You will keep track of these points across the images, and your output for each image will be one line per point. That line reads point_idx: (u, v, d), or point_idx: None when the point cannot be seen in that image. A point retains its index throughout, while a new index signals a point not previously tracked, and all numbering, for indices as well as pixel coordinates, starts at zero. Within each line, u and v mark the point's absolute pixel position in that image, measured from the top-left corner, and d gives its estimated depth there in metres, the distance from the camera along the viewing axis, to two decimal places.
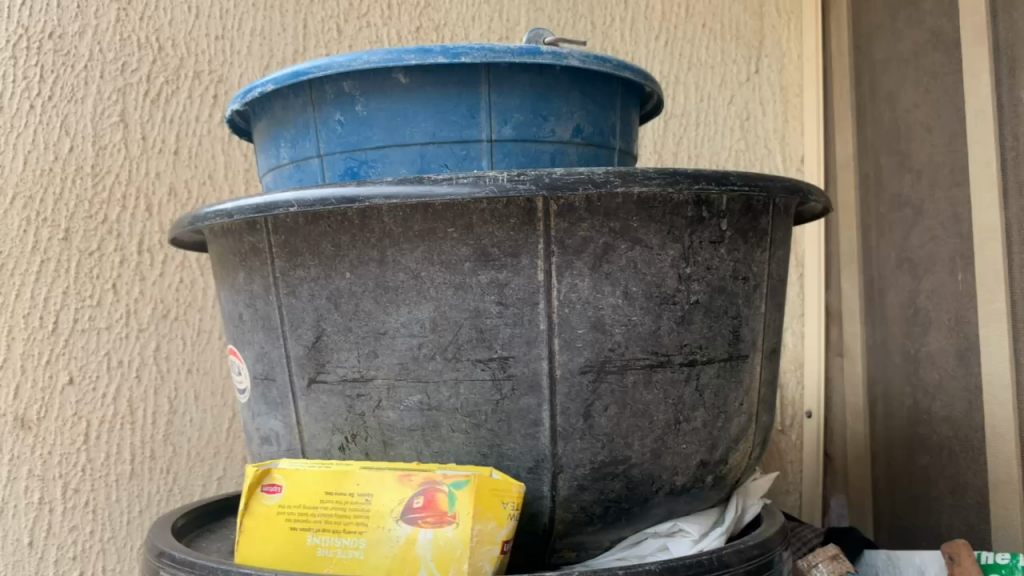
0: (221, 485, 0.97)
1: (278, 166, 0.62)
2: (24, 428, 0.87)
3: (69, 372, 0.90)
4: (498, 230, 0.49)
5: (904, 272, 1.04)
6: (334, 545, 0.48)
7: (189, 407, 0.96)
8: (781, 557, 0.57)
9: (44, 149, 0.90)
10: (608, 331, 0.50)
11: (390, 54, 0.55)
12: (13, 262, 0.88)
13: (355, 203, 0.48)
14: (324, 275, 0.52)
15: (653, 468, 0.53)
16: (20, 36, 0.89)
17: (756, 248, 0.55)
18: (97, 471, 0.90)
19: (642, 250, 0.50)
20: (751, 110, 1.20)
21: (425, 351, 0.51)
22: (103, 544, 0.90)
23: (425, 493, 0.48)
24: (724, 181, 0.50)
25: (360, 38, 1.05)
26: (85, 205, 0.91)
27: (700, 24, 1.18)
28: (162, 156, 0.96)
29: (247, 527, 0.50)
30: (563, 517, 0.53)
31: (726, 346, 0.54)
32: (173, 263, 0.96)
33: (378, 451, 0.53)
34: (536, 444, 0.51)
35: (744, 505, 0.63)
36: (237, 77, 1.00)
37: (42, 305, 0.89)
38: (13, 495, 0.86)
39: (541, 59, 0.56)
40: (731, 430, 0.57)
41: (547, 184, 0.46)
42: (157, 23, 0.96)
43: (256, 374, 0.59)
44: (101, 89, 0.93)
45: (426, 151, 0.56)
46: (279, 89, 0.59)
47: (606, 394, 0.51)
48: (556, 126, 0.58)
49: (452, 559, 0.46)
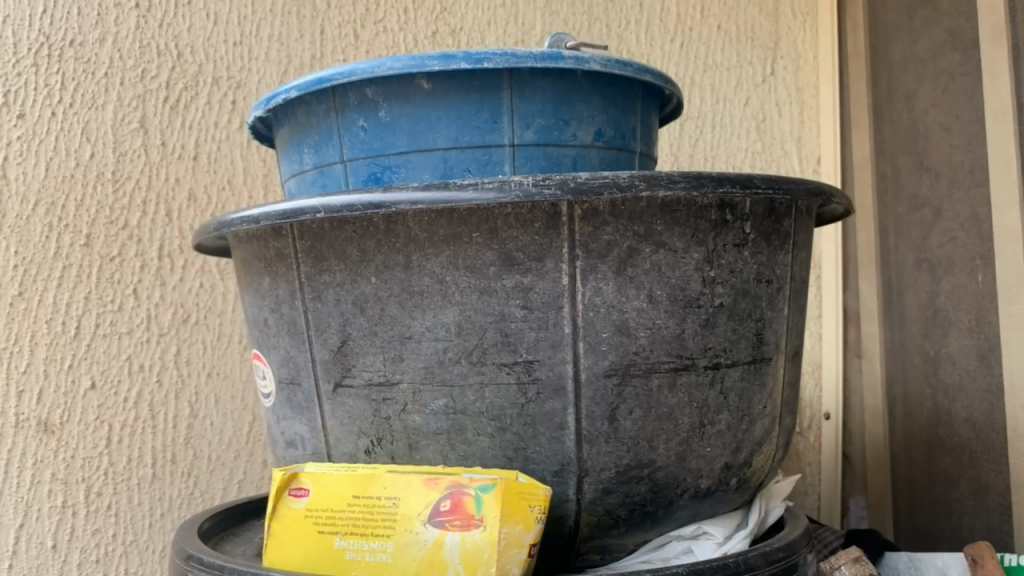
0: (241, 488, 0.97)
1: (301, 172, 0.63)
2: (47, 432, 0.88)
3: (91, 377, 0.90)
4: (523, 234, 0.49)
5: (923, 272, 1.04)
6: (362, 548, 0.48)
7: (210, 411, 0.96)
8: (807, 560, 0.57)
9: (65, 155, 0.91)
10: (633, 335, 0.50)
11: (413, 60, 0.55)
12: (35, 267, 0.89)
13: (381, 208, 0.48)
14: (350, 280, 0.52)
15: (677, 471, 0.54)
16: (42, 45, 0.90)
17: (779, 251, 0.55)
18: (119, 474, 0.91)
19: (666, 253, 0.50)
20: (766, 112, 1.20)
21: (451, 355, 0.51)
22: (125, 547, 0.91)
23: (452, 496, 0.48)
24: (748, 184, 0.50)
25: (376, 43, 1.05)
26: (106, 211, 0.92)
27: (715, 26, 1.18)
28: (182, 161, 0.96)
29: (275, 531, 0.50)
30: (588, 520, 0.53)
31: (750, 349, 0.54)
32: (193, 268, 0.96)
33: (404, 454, 0.54)
34: (561, 447, 0.51)
35: (767, 507, 0.63)
36: (255, 83, 1.00)
37: (65, 311, 0.90)
38: (37, 499, 0.87)
39: (563, 64, 0.56)
40: (755, 432, 0.57)
41: (573, 189, 0.46)
42: (177, 30, 0.97)
43: (282, 378, 0.59)
44: (121, 96, 0.94)
45: (448, 156, 0.57)
46: (302, 96, 0.60)
47: (631, 397, 0.51)
48: (578, 130, 0.58)
49: (480, 562, 0.46)
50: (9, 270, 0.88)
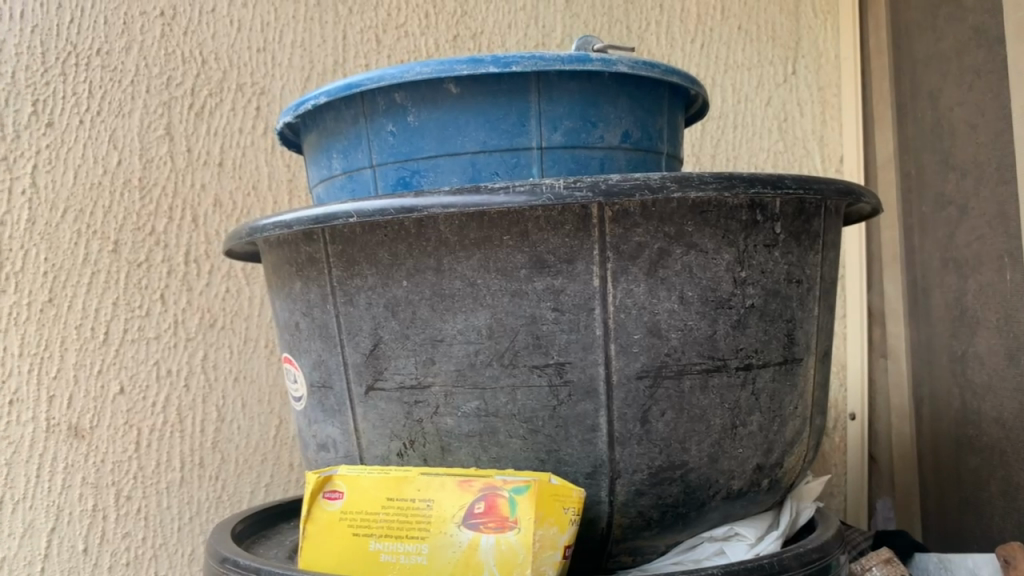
0: (269, 491, 0.98)
1: (330, 177, 0.63)
2: (77, 437, 0.89)
3: (120, 382, 0.92)
4: (553, 237, 0.49)
5: (949, 271, 1.03)
6: (396, 550, 0.49)
7: (237, 414, 0.97)
8: (840, 561, 0.57)
9: (93, 162, 0.92)
10: (664, 336, 0.50)
11: (441, 65, 0.55)
12: (65, 274, 0.90)
13: (413, 213, 0.48)
14: (381, 284, 0.53)
15: (710, 472, 0.54)
16: (69, 54, 0.92)
17: (809, 251, 0.55)
18: (148, 478, 0.92)
19: (697, 254, 0.50)
20: (788, 111, 1.19)
21: (482, 357, 0.51)
22: (155, 550, 0.92)
23: (486, 498, 0.48)
24: (779, 184, 0.50)
25: (398, 48, 1.06)
26: (133, 217, 0.93)
27: (735, 26, 1.17)
28: (207, 167, 0.97)
29: (310, 533, 0.51)
30: (621, 521, 0.53)
31: (781, 349, 0.54)
32: (219, 273, 0.97)
33: (436, 456, 0.54)
34: (594, 449, 0.51)
35: (798, 508, 0.63)
36: (278, 89, 1.01)
37: (93, 316, 0.91)
38: (68, 502, 0.89)
39: (590, 66, 0.56)
40: (787, 433, 0.57)
41: (604, 191, 0.46)
42: (201, 38, 0.98)
43: (313, 381, 0.60)
44: (147, 103, 0.95)
45: (476, 160, 0.57)
46: (331, 102, 0.60)
47: (663, 399, 0.51)
48: (605, 132, 0.58)
49: (515, 564, 0.46)
50: (39, 277, 0.89)
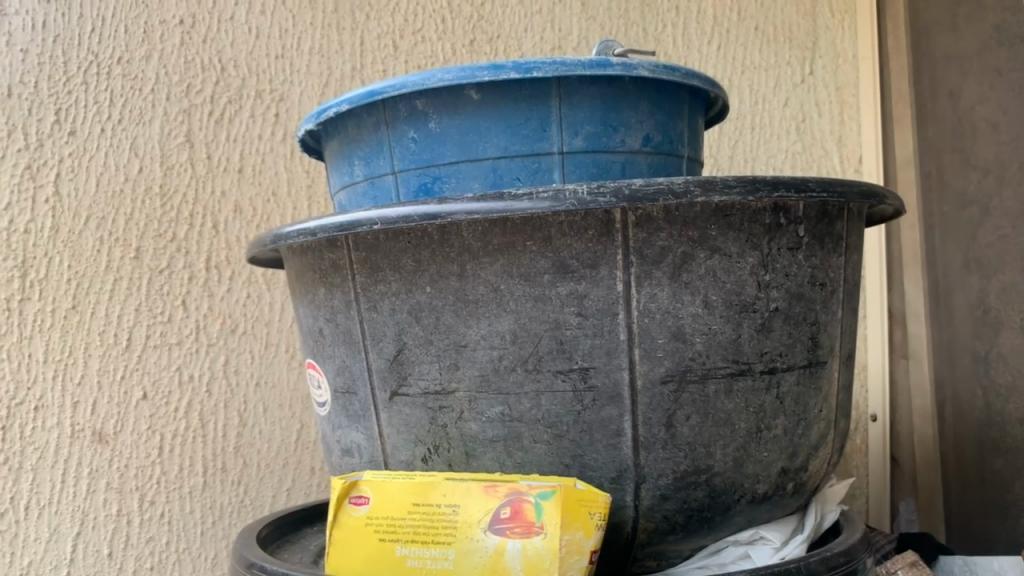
0: (290, 496, 0.98)
1: (352, 184, 0.63)
2: (101, 442, 0.91)
3: (142, 388, 0.93)
4: (577, 242, 0.49)
5: (971, 272, 1.03)
6: (423, 556, 0.49)
7: (258, 419, 0.98)
8: (867, 565, 0.57)
9: (115, 170, 0.93)
10: (689, 341, 0.50)
11: (463, 71, 0.56)
12: (88, 281, 0.91)
13: (436, 220, 0.49)
14: (405, 290, 0.53)
15: (735, 476, 0.53)
16: (91, 63, 0.93)
17: (833, 253, 0.55)
18: (171, 483, 0.93)
19: (721, 258, 0.50)
20: (806, 111, 1.18)
21: (506, 362, 0.51)
22: (178, 554, 0.93)
23: (512, 503, 0.48)
24: (803, 187, 0.50)
25: (416, 53, 1.06)
26: (155, 224, 0.94)
27: (752, 28, 1.17)
28: (227, 174, 0.98)
29: (337, 539, 0.51)
30: (646, 526, 0.53)
31: (806, 353, 0.54)
32: (240, 278, 0.98)
33: (461, 461, 0.54)
34: (619, 454, 0.51)
35: (823, 511, 0.63)
36: (297, 96, 1.02)
37: (116, 322, 0.92)
38: (93, 507, 0.90)
39: (611, 71, 0.56)
40: (812, 436, 0.57)
41: (628, 196, 0.46)
42: (220, 45, 0.99)
43: (338, 387, 0.60)
44: (167, 111, 0.96)
45: (498, 166, 0.57)
46: (353, 109, 0.61)
47: (688, 403, 0.51)
48: (626, 136, 0.58)
49: (542, 569, 0.46)
50: (63, 284, 0.90)
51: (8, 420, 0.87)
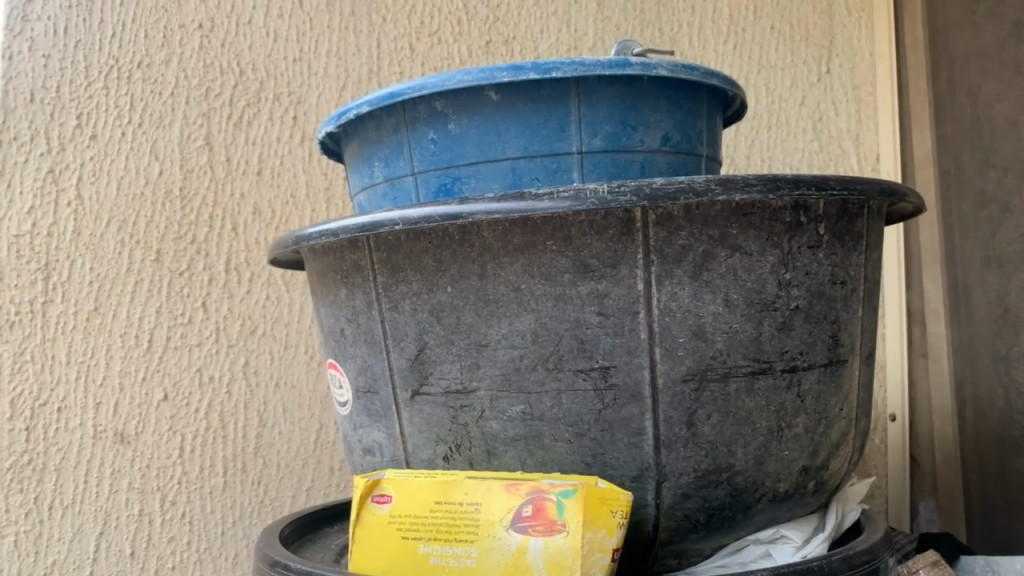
0: (310, 495, 0.99)
1: (372, 185, 0.64)
2: (123, 443, 0.92)
3: (163, 390, 0.94)
4: (597, 241, 0.49)
5: (991, 270, 1.03)
6: (446, 553, 0.49)
7: (278, 420, 0.98)
8: (888, 564, 0.57)
9: (135, 174, 0.95)
10: (710, 339, 0.50)
11: (482, 72, 0.56)
12: (109, 283, 0.93)
13: (457, 220, 0.49)
14: (426, 289, 0.53)
15: (756, 475, 0.53)
16: (112, 68, 0.95)
17: (853, 251, 0.55)
18: (192, 483, 0.94)
19: (742, 256, 0.50)
20: (823, 110, 1.18)
21: (527, 361, 0.51)
22: (199, 554, 0.94)
23: (534, 501, 0.48)
24: (824, 185, 0.50)
25: (432, 55, 1.07)
26: (175, 227, 0.95)
27: (768, 27, 1.17)
28: (246, 177, 0.99)
29: (360, 537, 0.51)
30: (667, 525, 0.54)
31: (826, 351, 0.54)
32: (259, 280, 0.99)
33: (482, 460, 0.54)
34: (640, 453, 0.52)
35: (843, 510, 0.63)
36: (314, 99, 1.03)
37: (137, 324, 0.93)
38: (115, 507, 0.91)
39: (630, 71, 0.56)
40: (832, 435, 0.57)
41: (649, 195, 0.46)
42: (238, 49, 1.00)
43: (359, 387, 0.60)
44: (187, 114, 0.97)
45: (517, 166, 0.57)
46: (372, 111, 0.61)
47: (709, 402, 0.51)
48: (645, 135, 0.58)
49: (564, 567, 0.46)
50: (85, 287, 0.91)
51: (32, 421, 0.88)
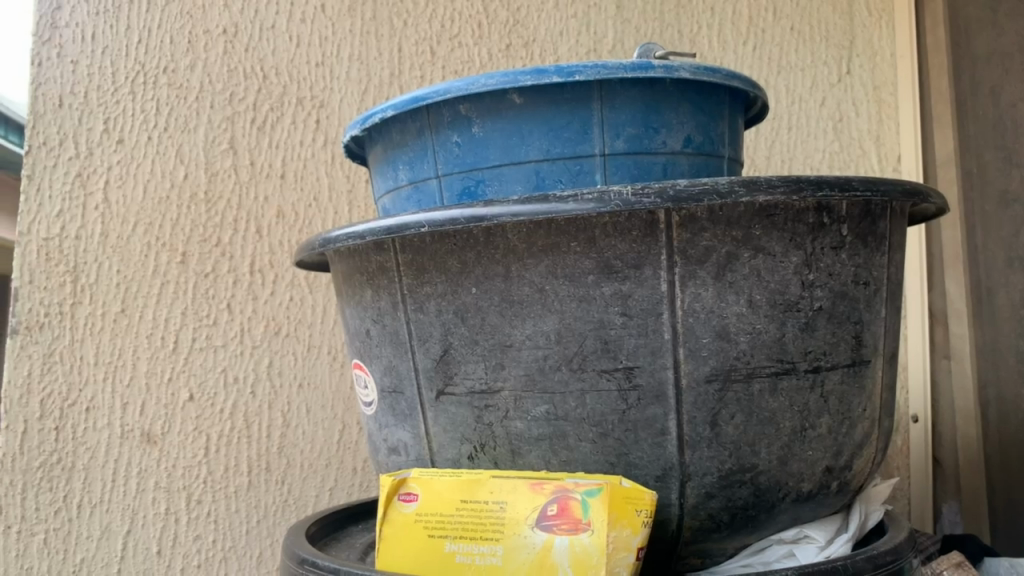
0: (333, 496, 1.00)
1: (396, 188, 0.65)
2: (149, 443, 0.96)
3: (189, 390, 0.97)
4: (620, 242, 0.50)
5: (1015, 270, 1.03)
6: (471, 551, 0.50)
7: (302, 420, 1.00)
8: (913, 564, 0.57)
9: (161, 177, 0.99)
10: (733, 340, 0.50)
11: (506, 76, 0.57)
12: (135, 285, 0.97)
13: (482, 222, 0.50)
14: (451, 291, 0.54)
15: (779, 475, 0.54)
16: (138, 73, 1.00)
17: (876, 252, 0.55)
18: (217, 482, 0.97)
19: (765, 258, 0.50)
20: (843, 111, 1.16)
21: (551, 362, 0.52)
22: (225, 552, 0.96)
23: (559, 501, 0.49)
24: (847, 186, 0.50)
25: (452, 58, 1.07)
26: (200, 230, 0.99)
27: (788, 28, 1.16)
28: (270, 180, 1.02)
29: (387, 535, 0.52)
30: (691, 524, 0.54)
31: (850, 352, 0.54)
32: (283, 282, 1.01)
33: (507, 459, 0.55)
34: (664, 452, 0.52)
35: (867, 510, 0.63)
36: (337, 102, 1.04)
37: (163, 326, 0.97)
38: (142, 506, 0.95)
39: (653, 73, 0.56)
40: (856, 435, 0.57)
41: (672, 197, 0.47)
42: (261, 53, 1.03)
43: (384, 387, 0.61)
44: (211, 118, 1.01)
45: (541, 168, 0.58)
46: (397, 115, 0.62)
47: (733, 402, 0.51)
48: (667, 138, 0.59)
49: (589, 565, 0.47)
50: (112, 288, 0.97)
51: (62, 421, 0.94)
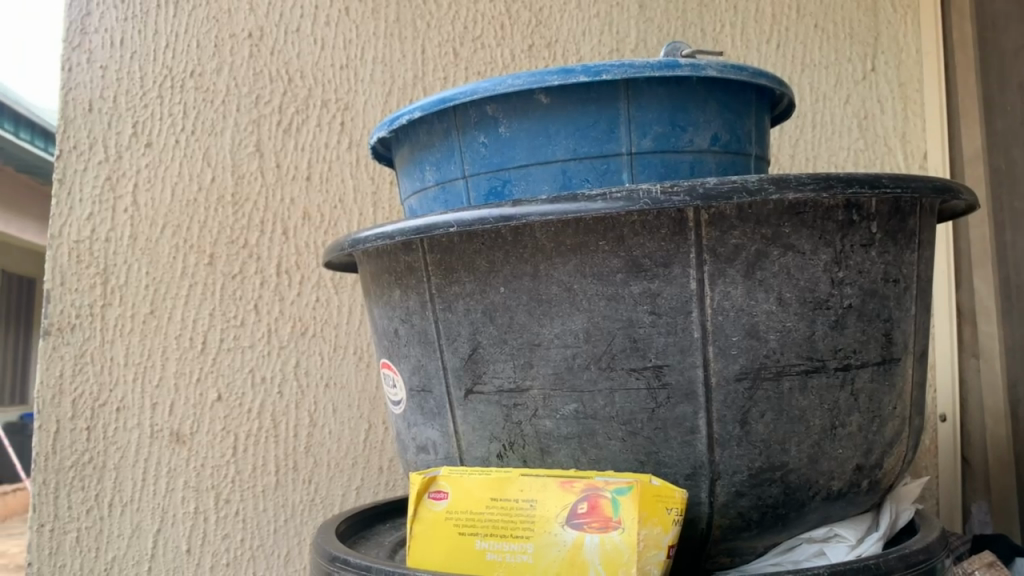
0: (360, 495, 1.00)
1: (423, 189, 0.65)
2: (179, 442, 0.99)
3: (217, 390, 1.00)
4: (649, 241, 0.50)
5: None
6: (502, 549, 0.50)
7: (328, 420, 1.01)
8: (945, 564, 0.56)
9: (189, 180, 1.02)
10: (763, 338, 0.50)
11: (533, 77, 0.57)
12: (165, 287, 1.01)
13: (511, 221, 0.50)
14: (479, 290, 0.54)
15: (810, 473, 0.54)
16: (166, 77, 1.04)
17: (906, 250, 0.54)
18: (245, 481, 0.99)
19: (795, 255, 0.50)
20: (868, 108, 1.14)
21: (580, 360, 0.52)
22: (253, 551, 0.99)
23: (589, 499, 0.49)
24: (876, 183, 0.50)
25: (475, 59, 1.07)
26: (228, 232, 1.02)
27: (812, 25, 1.15)
28: (295, 182, 1.03)
29: (417, 533, 0.53)
30: (721, 523, 0.54)
31: (880, 349, 0.54)
32: (310, 283, 1.02)
33: (536, 458, 0.55)
34: (693, 451, 0.52)
35: (898, 509, 0.62)
36: (361, 104, 1.05)
37: (192, 327, 1.00)
38: (173, 504, 0.99)
39: (680, 72, 0.56)
40: (887, 434, 0.56)
41: (702, 195, 0.47)
42: (287, 57, 1.05)
43: (413, 386, 0.62)
44: (238, 122, 1.04)
45: (567, 167, 0.58)
46: (424, 116, 0.62)
47: (763, 401, 0.51)
48: (695, 136, 0.59)
49: (620, 563, 0.47)
50: (141, 290, 1.00)
51: (92, 421, 0.98)
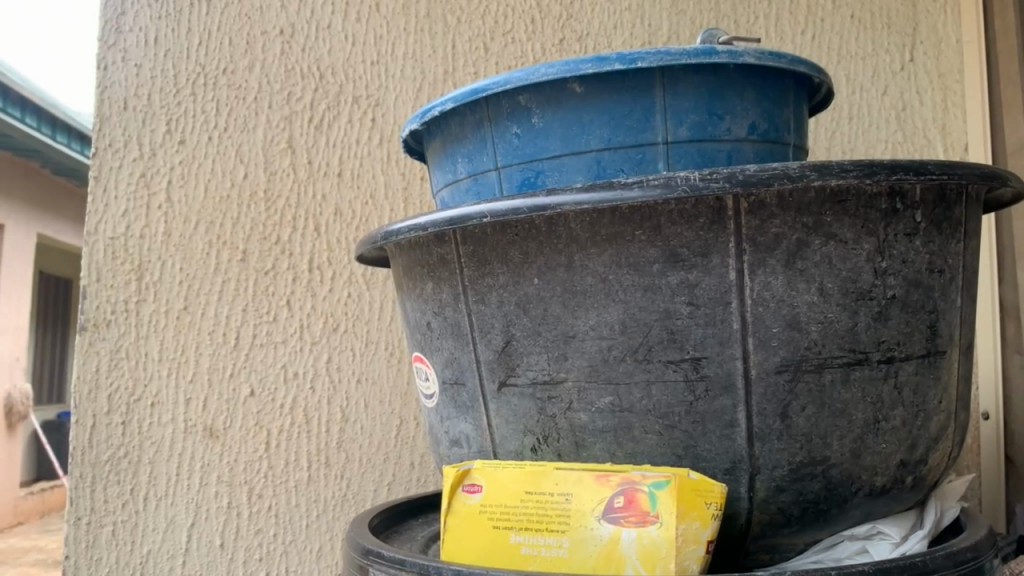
0: (391, 490, 0.99)
1: (455, 181, 0.65)
2: (212, 437, 1.00)
3: (250, 386, 1.01)
4: (687, 230, 0.49)
5: None
6: (537, 543, 0.50)
7: (360, 415, 1.01)
8: (993, 564, 0.55)
9: (221, 176, 1.03)
10: (804, 329, 0.49)
11: (567, 65, 0.56)
12: (198, 282, 1.02)
13: (545, 211, 0.49)
14: (513, 282, 0.54)
15: (853, 468, 0.52)
16: (200, 75, 1.05)
17: (952, 239, 0.53)
18: (278, 477, 1.00)
19: (837, 244, 0.49)
20: (907, 100, 1.12)
21: (615, 352, 0.51)
22: (285, 546, 0.99)
23: (626, 493, 0.48)
24: (921, 169, 0.48)
25: (506, 54, 1.06)
26: (260, 227, 1.02)
27: (848, 16, 1.13)
28: (327, 178, 1.04)
29: (452, 526, 0.52)
30: (760, 518, 0.53)
31: (924, 342, 0.52)
32: (341, 279, 1.02)
33: (570, 452, 0.54)
34: (733, 444, 0.51)
35: (942, 508, 0.61)
36: (392, 100, 1.05)
37: (225, 323, 1.01)
38: (207, 499, 0.99)
39: (716, 59, 0.55)
40: (932, 429, 0.55)
41: (742, 182, 0.46)
42: (318, 54, 1.06)
43: (446, 379, 0.61)
44: (269, 119, 1.04)
45: (602, 157, 0.57)
46: (456, 108, 0.62)
47: (804, 394, 0.50)
48: (732, 124, 0.58)
49: (658, 558, 0.46)
50: (175, 286, 1.01)
51: (128, 416, 1.00)
